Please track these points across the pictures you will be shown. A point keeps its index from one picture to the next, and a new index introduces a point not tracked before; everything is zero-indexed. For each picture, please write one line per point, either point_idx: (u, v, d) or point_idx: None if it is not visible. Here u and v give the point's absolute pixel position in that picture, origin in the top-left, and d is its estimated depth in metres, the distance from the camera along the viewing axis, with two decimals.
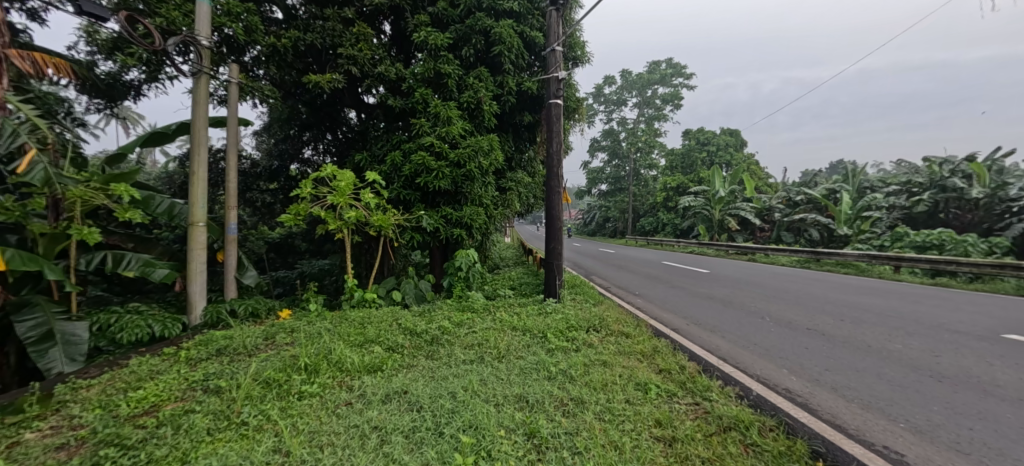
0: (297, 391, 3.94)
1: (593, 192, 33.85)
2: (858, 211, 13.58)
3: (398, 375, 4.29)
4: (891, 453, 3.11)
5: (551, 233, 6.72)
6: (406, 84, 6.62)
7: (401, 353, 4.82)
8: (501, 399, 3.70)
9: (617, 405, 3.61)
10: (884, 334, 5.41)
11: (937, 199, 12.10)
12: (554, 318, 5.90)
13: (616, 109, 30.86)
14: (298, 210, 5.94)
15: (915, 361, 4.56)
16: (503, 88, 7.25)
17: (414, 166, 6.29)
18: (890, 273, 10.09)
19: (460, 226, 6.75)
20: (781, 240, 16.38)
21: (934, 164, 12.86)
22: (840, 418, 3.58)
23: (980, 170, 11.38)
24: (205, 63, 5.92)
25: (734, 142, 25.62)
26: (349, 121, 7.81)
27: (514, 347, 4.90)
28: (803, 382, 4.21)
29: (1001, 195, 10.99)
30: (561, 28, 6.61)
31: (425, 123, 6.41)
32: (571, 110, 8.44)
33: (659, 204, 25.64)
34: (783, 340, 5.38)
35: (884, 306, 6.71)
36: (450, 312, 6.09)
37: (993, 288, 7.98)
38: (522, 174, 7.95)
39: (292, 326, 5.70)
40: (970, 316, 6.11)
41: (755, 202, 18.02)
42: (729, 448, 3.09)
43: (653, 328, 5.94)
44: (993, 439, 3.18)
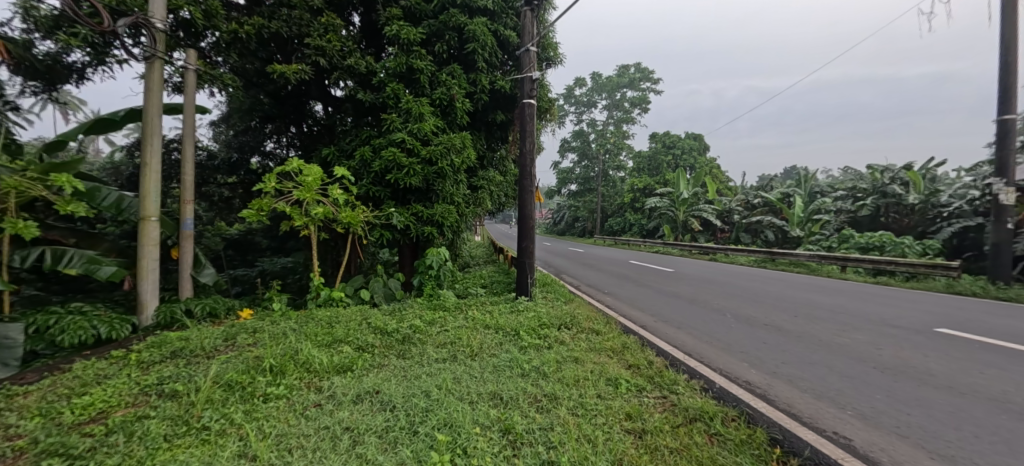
0: (263, 393, 3.80)
1: (563, 191, 34.38)
2: (809, 214, 14.63)
3: (368, 375, 4.20)
4: (840, 438, 3.34)
5: (523, 232, 6.76)
6: (377, 78, 6.51)
7: (371, 353, 4.73)
8: (475, 397, 3.71)
9: (590, 400, 3.69)
10: (833, 329, 5.78)
11: (878, 204, 13.01)
12: (526, 316, 5.95)
13: (586, 111, 31.44)
14: (260, 206, 5.70)
15: (860, 354, 4.90)
16: (475, 86, 7.25)
17: (384, 162, 6.18)
18: (836, 272, 10.80)
19: (431, 224, 6.66)
20: (739, 241, 17.30)
21: (876, 172, 13.72)
22: (796, 407, 3.81)
23: (916, 178, 12.29)
24: (160, 47, 5.57)
25: (698, 146, 26.61)
26: (315, 113, 7.57)
27: (486, 346, 4.91)
28: (762, 375, 4.46)
29: (934, 201, 11.93)
30: (535, 28, 6.64)
31: (397, 119, 6.31)
32: (544, 111, 8.53)
33: (626, 204, 26.35)
34: (743, 336, 5.62)
35: (833, 303, 7.16)
36: (422, 310, 6.03)
37: (926, 286, 8.69)
38: (494, 173, 7.97)
39: (254, 326, 5.46)
40: (908, 312, 6.61)
41: (716, 205, 18.83)
42: (695, 438, 3.22)
43: (621, 325, 6.08)
44: (928, 424, 3.47)
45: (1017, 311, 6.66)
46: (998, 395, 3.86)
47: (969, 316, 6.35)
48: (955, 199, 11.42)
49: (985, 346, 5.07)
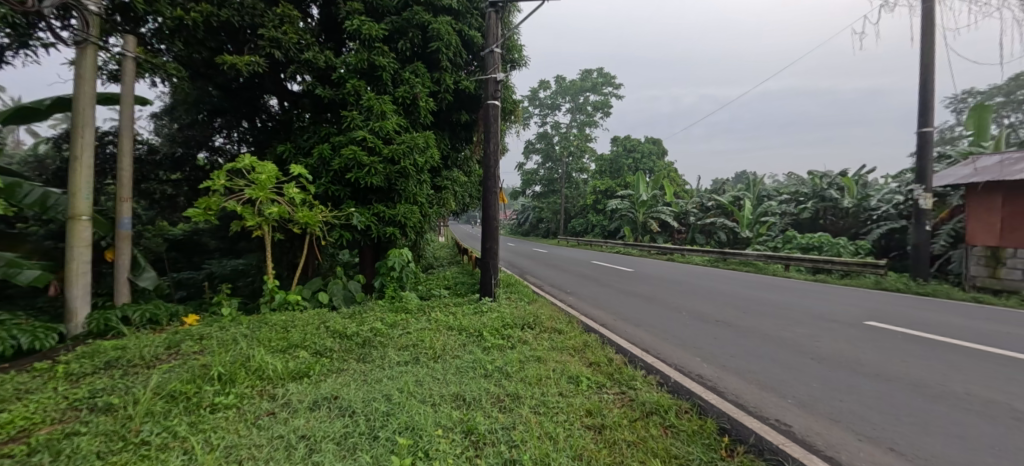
0: (210, 404, 3.54)
1: (527, 193, 34.67)
2: (757, 216, 15.65)
3: (327, 380, 4.03)
4: (781, 425, 3.53)
5: (486, 233, 6.72)
6: (336, 73, 6.30)
7: (330, 358, 4.54)
8: (438, 399, 3.63)
9: (551, 398, 3.71)
10: (777, 324, 6.13)
11: (817, 207, 13.97)
12: (490, 317, 5.92)
13: (550, 114, 31.85)
14: (208, 204, 5.34)
15: (799, 347, 5.22)
16: (440, 85, 7.16)
17: (344, 160, 5.99)
18: (780, 271, 11.51)
19: (393, 225, 6.49)
20: (695, 241, 18.16)
21: (815, 177, 14.79)
22: (743, 398, 4.00)
23: (851, 183, 13.36)
24: (93, 32, 5.13)
25: (656, 150, 27.54)
26: (270, 108, 7.31)
27: (449, 347, 4.84)
28: (714, 369, 4.65)
29: (865, 205, 12.80)
30: (500, 30, 6.65)
31: (357, 117, 6.13)
32: (508, 112, 8.55)
33: (588, 206, 26.91)
34: (697, 332, 5.85)
35: (776, 300, 7.60)
36: (383, 313, 5.86)
37: (857, 283, 9.40)
38: (458, 174, 7.93)
39: (201, 332, 5.11)
40: (842, 307, 7.12)
41: (674, 207, 19.58)
42: (651, 431, 3.29)
43: (583, 324, 6.18)
44: (856, 408, 3.73)
45: (934, 305, 7.32)
46: (917, 381, 4.21)
47: (894, 310, 6.90)
48: (883, 203, 12.35)
49: (906, 337, 5.53)
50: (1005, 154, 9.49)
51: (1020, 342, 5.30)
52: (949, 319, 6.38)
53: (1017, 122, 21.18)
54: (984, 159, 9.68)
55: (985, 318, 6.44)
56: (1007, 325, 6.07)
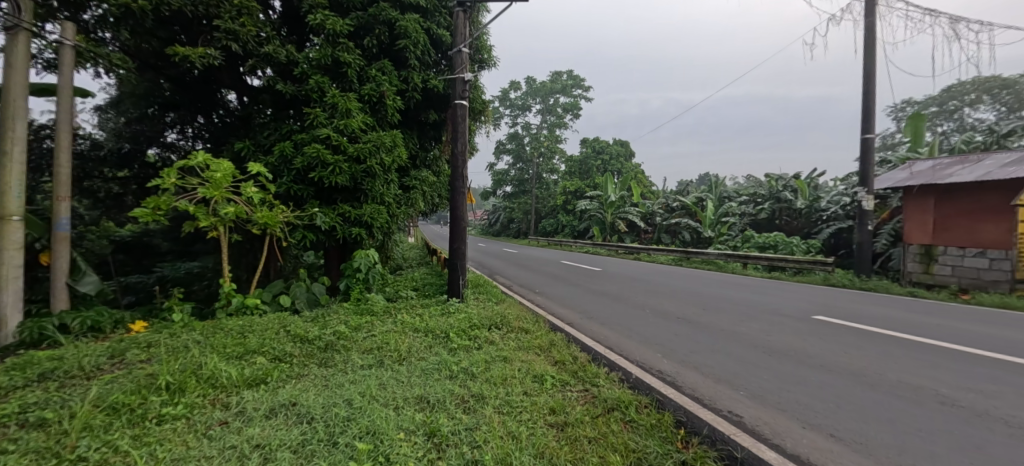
0: (156, 415, 3.32)
1: (498, 193, 34.64)
2: (718, 216, 16.16)
3: (285, 386, 3.86)
4: (733, 416, 3.62)
5: (454, 233, 6.64)
6: (298, 69, 6.07)
7: (289, 363, 4.36)
8: (401, 402, 3.54)
9: (515, 398, 3.68)
10: (735, 320, 6.32)
11: (773, 208, 14.57)
12: (457, 318, 5.85)
13: (520, 114, 31.92)
14: (157, 204, 5.03)
15: (755, 341, 5.39)
16: (407, 84, 7.04)
17: (307, 158, 5.79)
18: (739, 269, 11.93)
19: (359, 225, 6.32)
20: (660, 241, 18.57)
21: (772, 179, 15.42)
22: (699, 391, 4.09)
23: (802, 186, 13.94)
24: (26, 17, 4.77)
25: (624, 152, 28.03)
26: (228, 104, 6.97)
27: (415, 349, 4.75)
28: (674, 364, 4.73)
29: (816, 206, 13.45)
30: (468, 30, 6.59)
31: (321, 114, 5.94)
32: (477, 112, 8.49)
33: (559, 207, 27.12)
34: (659, 329, 5.96)
35: (735, 297, 7.85)
36: (347, 316, 5.69)
37: (808, 279, 9.85)
38: (427, 173, 7.82)
39: (149, 340, 4.82)
40: (795, 302, 7.42)
41: (641, 208, 19.97)
42: (612, 426, 3.30)
43: (550, 323, 6.20)
44: (802, 398, 3.88)
45: (878, 300, 7.72)
46: (859, 371, 4.40)
47: (842, 306, 7.24)
48: (832, 204, 12.94)
49: (850, 330, 5.81)
50: (937, 160, 10.26)
51: (951, 332, 5.65)
52: (891, 312, 6.74)
53: (949, 130, 22.73)
54: (919, 165, 10.43)
55: (922, 311, 6.83)
56: (942, 317, 6.46)
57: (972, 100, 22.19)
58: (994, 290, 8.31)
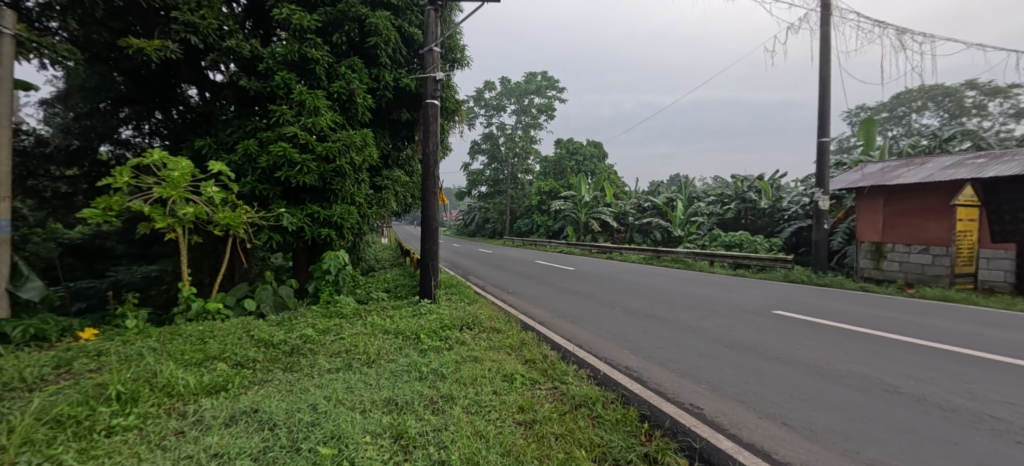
0: (105, 427, 3.13)
1: (473, 194, 34.49)
2: (687, 216, 16.54)
3: (247, 393, 3.71)
4: (694, 408, 3.68)
5: (426, 233, 6.55)
6: (263, 64, 5.88)
7: (252, 369, 4.20)
8: (368, 405, 3.45)
9: (484, 397, 3.64)
10: (700, 316, 6.46)
11: (739, 208, 15.04)
12: (428, 319, 5.76)
13: (495, 115, 31.86)
14: (108, 204, 4.76)
15: (719, 336, 5.50)
16: (378, 82, 6.90)
17: (273, 157, 5.59)
18: (707, 267, 12.23)
19: (328, 226, 6.15)
20: (632, 240, 18.82)
21: (738, 180, 15.90)
22: (663, 386, 4.14)
23: (766, 187, 14.43)
24: None
25: (598, 153, 28.36)
26: (188, 99, 6.73)
27: (385, 351, 4.65)
28: (641, 360, 4.79)
29: (778, 206, 13.96)
30: (439, 28, 6.52)
31: (288, 111, 5.75)
32: (450, 112, 8.42)
33: (533, 207, 27.20)
34: (629, 326, 6.02)
35: (702, 294, 8.02)
36: (315, 319, 5.53)
37: (770, 276, 10.19)
38: (399, 173, 7.69)
39: (99, 348, 4.55)
40: (759, 298, 7.64)
41: (614, 208, 20.23)
42: (579, 422, 3.30)
43: (521, 322, 6.18)
44: (758, 389, 3.98)
45: (835, 295, 8.03)
46: (814, 362, 4.57)
47: (800, 300, 7.51)
48: (793, 204, 13.47)
49: (807, 323, 6.02)
50: (885, 163, 10.82)
51: (898, 324, 5.94)
52: (847, 306, 7.02)
53: (898, 135, 24.00)
54: (870, 167, 10.99)
55: (875, 305, 7.15)
56: (890, 310, 6.79)
57: (918, 107, 23.47)
58: (937, 284, 8.78)
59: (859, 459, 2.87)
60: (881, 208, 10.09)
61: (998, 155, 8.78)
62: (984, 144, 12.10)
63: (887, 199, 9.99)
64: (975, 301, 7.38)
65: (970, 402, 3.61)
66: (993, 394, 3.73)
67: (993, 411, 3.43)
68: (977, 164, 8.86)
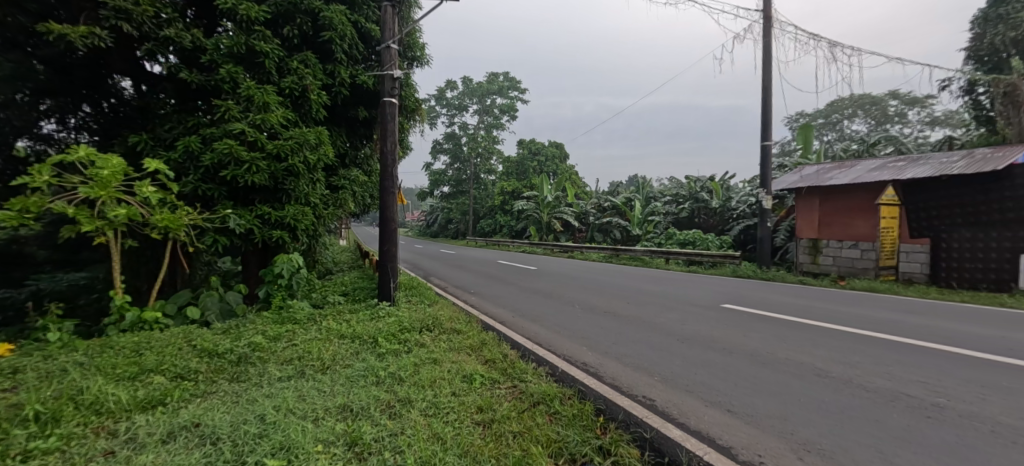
0: (21, 451, 2.81)
1: (435, 194, 34.04)
2: (645, 216, 16.97)
3: (188, 407, 3.44)
4: (648, 400, 3.73)
5: (384, 235, 6.35)
6: (205, 57, 5.51)
7: (194, 381, 3.92)
8: (320, 413, 3.28)
9: (443, 399, 3.54)
10: (655, 311, 6.61)
11: (693, 208, 15.59)
12: (386, 322, 5.59)
13: (457, 114, 31.54)
14: (25, 205, 4.32)
15: (672, 330, 5.64)
16: (333, 78, 6.64)
17: (217, 155, 5.26)
18: (663, 264, 12.59)
19: (280, 228, 5.86)
20: (593, 240, 18.97)
21: (692, 181, 16.47)
22: (619, 380, 4.18)
23: (717, 187, 15.03)
24: None
25: (560, 154, 28.65)
26: (121, 92, 6.22)
27: (340, 357, 4.46)
28: (598, 356, 4.83)
29: (728, 206, 14.58)
30: (397, 25, 6.35)
31: (234, 107, 5.43)
32: (410, 111, 8.24)
33: (496, 207, 27.15)
34: (588, 324, 6.06)
35: (658, 290, 8.21)
36: (266, 325, 5.24)
37: (720, 272, 10.61)
38: (357, 173, 7.45)
39: (16, 364, 4.12)
40: (710, 293, 7.91)
41: (575, 208, 20.47)
42: (536, 419, 3.27)
43: (482, 323, 6.11)
44: (706, 379, 4.09)
45: (780, 288, 8.44)
46: (757, 351, 4.76)
47: (747, 294, 7.85)
48: (741, 204, 14.11)
49: (752, 315, 6.28)
50: (820, 166, 11.50)
51: (834, 313, 6.29)
52: (790, 299, 7.37)
53: (832, 140, 25.63)
54: (807, 169, 11.65)
55: (815, 297, 7.55)
56: (825, 301, 7.21)
57: (849, 114, 25.14)
58: (864, 275, 9.55)
59: (794, 441, 3.00)
60: (819, 207, 10.72)
61: (915, 159, 9.63)
62: (904, 149, 13.15)
63: (824, 199, 10.63)
64: (901, 292, 7.95)
65: (891, 382, 3.86)
66: (911, 375, 4.01)
67: (910, 390, 3.69)
68: (897, 167, 9.68)
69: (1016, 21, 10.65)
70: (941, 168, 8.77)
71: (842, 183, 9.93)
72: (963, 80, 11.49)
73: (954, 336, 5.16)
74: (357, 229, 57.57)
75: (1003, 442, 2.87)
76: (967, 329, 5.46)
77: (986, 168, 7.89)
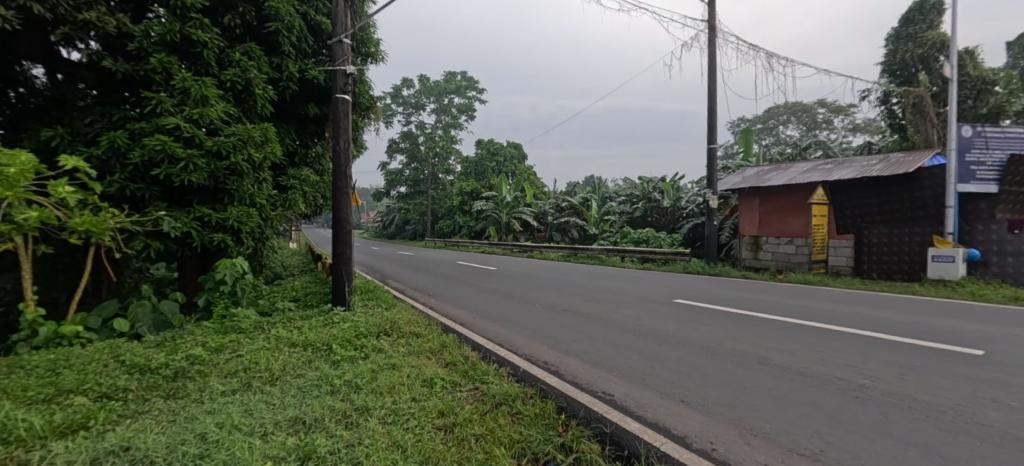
0: None
1: (392, 195, 33.24)
2: (601, 215, 17.27)
3: (116, 429, 3.09)
4: (607, 396, 3.72)
5: (337, 238, 6.04)
6: (133, 44, 5.04)
7: (123, 400, 3.54)
8: (269, 427, 3.03)
9: (402, 405, 3.37)
10: (613, 308, 6.67)
11: (646, 207, 16.03)
12: (341, 328, 5.32)
13: (413, 113, 30.91)
14: None
15: (629, 326, 5.69)
16: (281, 72, 6.27)
17: (148, 151, 4.80)
18: (619, 262, 12.83)
19: (222, 231, 5.45)
20: (551, 239, 19.35)
21: (645, 181, 16.92)
22: (579, 377, 4.15)
23: (668, 188, 15.51)
24: None
25: (518, 154, 28.71)
26: (33, 80, 5.59)
27: (291, 366, 4.18)
28: (558, 355, 4.79)
29: (679, 205, 15.09)
30: (350, 19, 6.07)
31: (168, 99, 4.99)
32: (365, 108, 7.93)
33: (455, 208, 26.84)
34: (549, 322, 6.02)
35: (615, 287, 8.32)
36: (207, 336, 4.86)
37: (673, 268, 10.92)
38: (308, 172, 7.09)
39: None
40: (663, 289, 8.10)
41: (534, 208, 20.51)
42: (499, 421, 3.17)
43: (442, 325, 5.95)
44: (660, 372, 4.14)
45: (728, 282, 8.77)
46: (706, 343, 4.88)
47: (697, 289, 8.09)
48: (690, 203, 14.62)
49: (701, 309, 6.46)
50: (759, 168, 12.06)
51: (776, 305, 6.58)
52: (737, 293, 7.66)
53: (771, 144, 27.12)
54: (748, 171, 12.20)
55: (759, 290, 7.90)
56: (766, 294, 7.54)
57: (785, 120, 26.70)
58: (798, 269, 10.14)
59: (741, 426, 3.07)
60: (757, 207, 11.27)
61: (841, 162, 10.31)
62: (831, 153, 14.08)
63: (762, 199, 11.18)
64: (834, 283, 8.45)
65: (825, 367, 4.04)
66: (842, 360, 4.21)
67: (842, 373, 3.87)
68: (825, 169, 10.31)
69: (924, 39, 11.71)
70: (860, 171, 9.40)
71: (780, 183, 10.48)
72: (879, 91, 12.35)
73: (881, 323, 5.50)
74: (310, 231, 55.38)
75: (920, 418, 3.06)
76: (888, 316, 5.85)
77: (900, 171, 8.52)
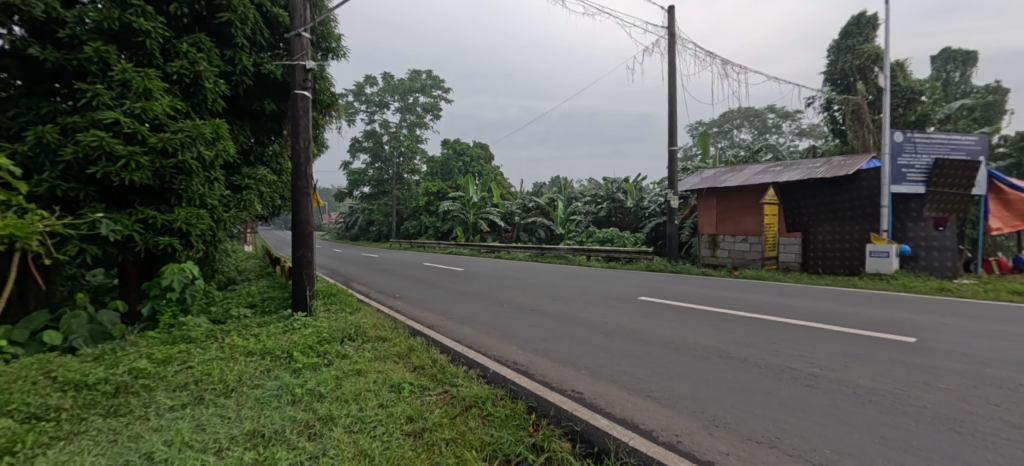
0: None
1: (355, 195, 32.37)
2: (567, 215, 17.39)
3: (48, 453, 2.79)
4: (575, 394, 3.68)
5: (297, 240, 5.72)
6: (63, 31, 4.63)
7: (56, 420, 3.20)
8: (224, 443, 2.81)
9: (369, 412, 3.21)
10: (580, 307, 6.68)
11: (610, 207, 16.25)
12: (302, 334, 5.07)
13: (377, 111, 30.20)
14: None
15: (596, 325, 5.70)
16: (234, 65, 5.93)
17: (84, 147, 4.40)
18: (584, 261, 12.93)
19: (169, 233, 5.10)
20: (518, 239, 19.33)
21: (609, 182, 17.15)
22: (549, 376, 4.10)
23: (631, 188, 15.78)
24: None
25: (484, 154, 28.57)
26: None
27: (248, 376, 3.93)
28: (528, 355, 4.72)
29: (641, 205, 15.38)
30: (309, 12, 5.80)
31: (106, 91, 4.60)
32: (326, 105, 7.64)
33: (421, 208, 26.41)
34: (518, 323, 5.95)
35: (582, 286, 8.35)
36: (153, 347, 4.51)
37: (636, 266, 11.10)
38: (265, 171, 6.75)
39: None
40: (627, 287, 8.20)
41: (500, 208, 20.42)
42: (469, 424, 3.06)
43: (409, 328, 5.78)
44: (626, 368, 4.14)
45: (689, 279, 8.99)
46: (669, 339, 4.93)
47: (659, 287, 8.23)
48: (652, 203, 14.92)
49: (663, 306, 6.56)
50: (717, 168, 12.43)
51: (734, 300, 6.77)
52: (698, 289, 7.84)
53: (726, 147, 28.15)
54: (706, 171, 12.55)
55: (718, 286, 8.12)
56: (725, 290, 7.75)
57: (738, 124, 27.76)
58: (753, 265, 10.51)
59: (704, 418, 3.09)
60: (715, 207, 11.61)
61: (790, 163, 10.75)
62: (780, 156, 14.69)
63: (719, 199, 11.53)
64: (787, 278, 8.79)
65: (778, 358, 4.16)
66: (793, 351, 4.34)
67: (793, 363, 3.99)
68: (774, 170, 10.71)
69: (860, 52, 12.37)
70: (806, 172, 9.77)
71: (735, 183, 10.82)
72: (821, 98, 12.97)
73: (830, 315, 5.74)
74: (268, 233, 53.21)
75: (864, 402, 3.18)
76: (836, 308, 6.12)
77: (840, 173, 8.96)
